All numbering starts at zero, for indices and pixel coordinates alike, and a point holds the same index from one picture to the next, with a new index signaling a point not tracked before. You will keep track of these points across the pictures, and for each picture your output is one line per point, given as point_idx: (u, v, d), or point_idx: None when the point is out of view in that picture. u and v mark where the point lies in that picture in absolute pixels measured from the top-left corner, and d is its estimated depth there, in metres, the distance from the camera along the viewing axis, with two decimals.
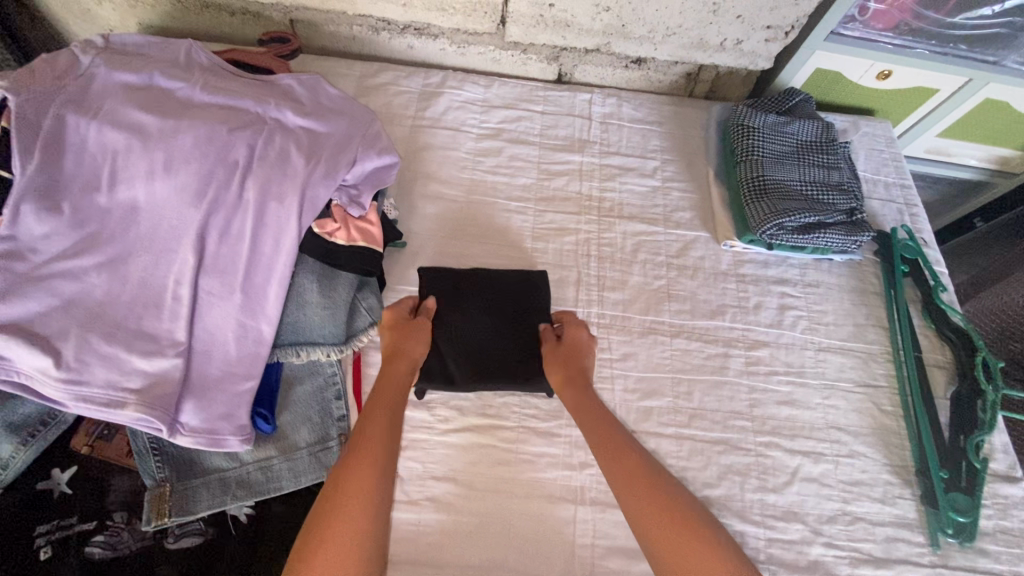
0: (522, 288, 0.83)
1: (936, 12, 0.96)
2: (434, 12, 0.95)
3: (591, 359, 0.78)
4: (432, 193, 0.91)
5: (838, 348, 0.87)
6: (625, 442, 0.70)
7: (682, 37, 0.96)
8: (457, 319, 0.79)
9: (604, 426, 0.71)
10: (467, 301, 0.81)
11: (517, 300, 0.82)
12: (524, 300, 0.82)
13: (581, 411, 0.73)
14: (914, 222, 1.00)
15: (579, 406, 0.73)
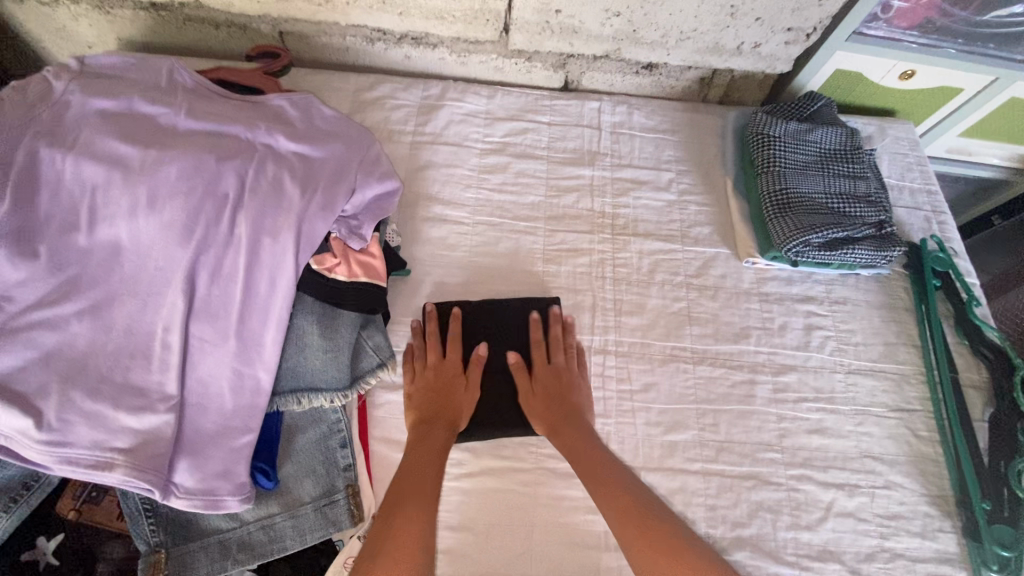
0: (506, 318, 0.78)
1: (963, 10, 0.91)
2: (432, 21, 0.89)
3: (579, 391, 0.73)
4: (435, 216, 0.85)
5: (869, 371, 0.83)
6: (608, 465, 0.67)
7: (696, 41, 0.91)
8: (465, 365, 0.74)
9: (599, 461, 0.67)
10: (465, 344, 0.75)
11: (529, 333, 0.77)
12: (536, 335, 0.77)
13: (569, 449, 0.68)
14: (943, 231, 0.95)
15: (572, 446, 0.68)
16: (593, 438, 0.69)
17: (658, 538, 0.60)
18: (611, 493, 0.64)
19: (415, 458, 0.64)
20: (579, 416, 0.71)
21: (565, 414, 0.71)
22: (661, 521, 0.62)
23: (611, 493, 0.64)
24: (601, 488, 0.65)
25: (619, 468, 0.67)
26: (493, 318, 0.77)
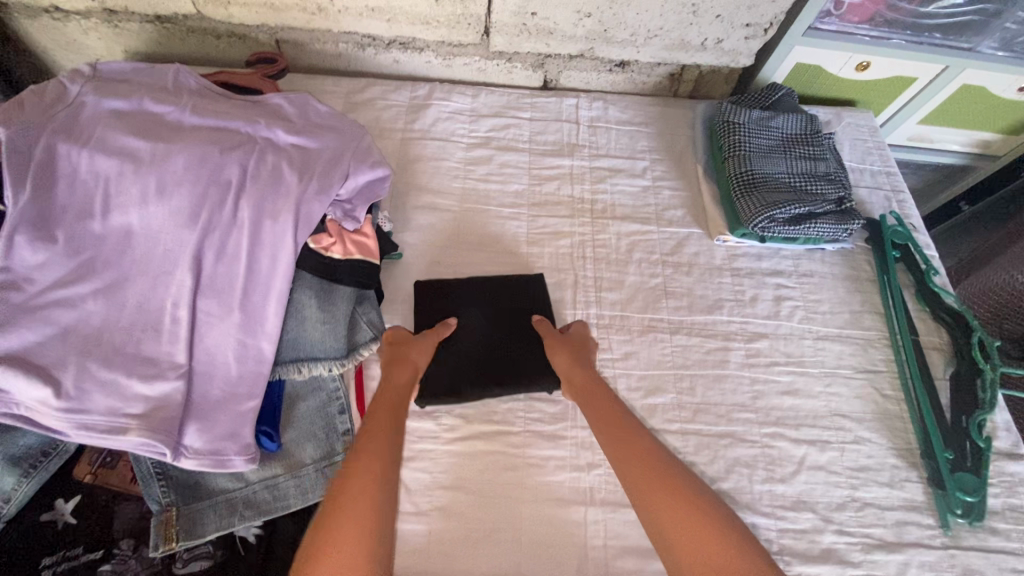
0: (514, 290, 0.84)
1: (909, 3, 0.98)
2: (418, 26, 0.96)
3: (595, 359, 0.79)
4: (425, 204, 0.91)
5: (836, 336, 0.88)
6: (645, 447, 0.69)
7: (663, 39, 0.98)
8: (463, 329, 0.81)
9: (612, 413, 0.73)
10: (466, 309, 0.82)
11: (513, 303, 0.83)
12: (520, 304, 0.83)
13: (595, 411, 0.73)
14: (902, 208, 1.01)
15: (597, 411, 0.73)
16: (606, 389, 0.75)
17: (659, 474, 0.66)
18: (646, 471, 0.67)
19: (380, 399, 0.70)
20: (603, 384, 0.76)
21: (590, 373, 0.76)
22: (671, 472, 0.67)
23: (624, 446, 0.69)
24: (609, 429, 0.71)
25: (627, 415, 0.73)
26: (478, 290, 0.83)
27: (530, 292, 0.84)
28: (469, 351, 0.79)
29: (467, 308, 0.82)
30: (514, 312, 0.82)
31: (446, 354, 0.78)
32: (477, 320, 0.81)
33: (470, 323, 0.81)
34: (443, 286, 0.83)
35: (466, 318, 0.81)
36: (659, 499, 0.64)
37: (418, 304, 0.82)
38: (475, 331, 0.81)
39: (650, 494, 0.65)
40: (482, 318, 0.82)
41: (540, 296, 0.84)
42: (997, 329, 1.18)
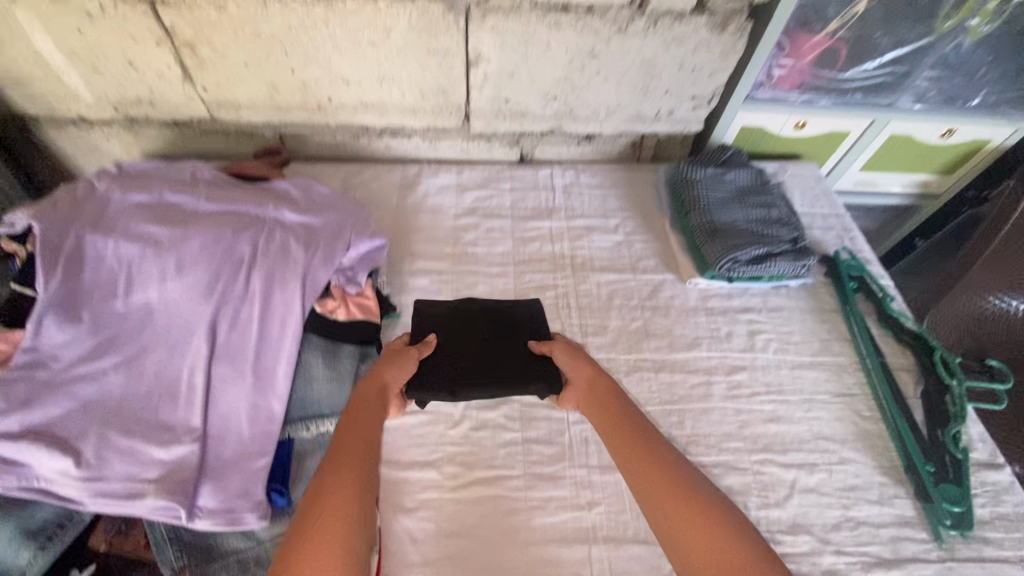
0: (517, 314, 0.92)
1: (830, 70, 1.13)
2: (407, 116, 1.09)
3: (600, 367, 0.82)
4: (420, 268, 0.99)
5: (810, 364, 0.94)
6: (652, 447, 0.70)
7: (622, 113, 1.11)
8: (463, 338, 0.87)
9: (620, 416, 0.74)
10: (468, 325, 0.89)
11: (516, 324, 0.90)
12: (522, 324, 0.90)
13: (605, 416, 0.75)
14: (854, 244, 1.11)
15: (608, 416, 0.75)
16: (619, 397, 0.77)
17: (663, 470, 0.67)
18: (652, 470, 0.67)
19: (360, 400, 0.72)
20: (615, 390, 0.78)
21: (606, 391, 0.78)
22: (678, 470, 0.67)
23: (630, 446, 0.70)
24: (617, 433, 0.73)
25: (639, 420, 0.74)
26: (466, 313, 0.91)
27: (534, 316, 0.92)
28: (467, 356, 0.85)
29: (462, 327, 0.89)
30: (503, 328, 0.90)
31: (442, 360, 0.84)
32: (467, 337, 0.87)
33: (470, 335, 0.88)
34: (434, 313, 0.90)
35: (455, 336, 0.87)
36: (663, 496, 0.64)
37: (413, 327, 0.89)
38: (466, 345, 0.86)
39: (654, 492, 0.65)
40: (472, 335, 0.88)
41: (534, 316, 0.92)
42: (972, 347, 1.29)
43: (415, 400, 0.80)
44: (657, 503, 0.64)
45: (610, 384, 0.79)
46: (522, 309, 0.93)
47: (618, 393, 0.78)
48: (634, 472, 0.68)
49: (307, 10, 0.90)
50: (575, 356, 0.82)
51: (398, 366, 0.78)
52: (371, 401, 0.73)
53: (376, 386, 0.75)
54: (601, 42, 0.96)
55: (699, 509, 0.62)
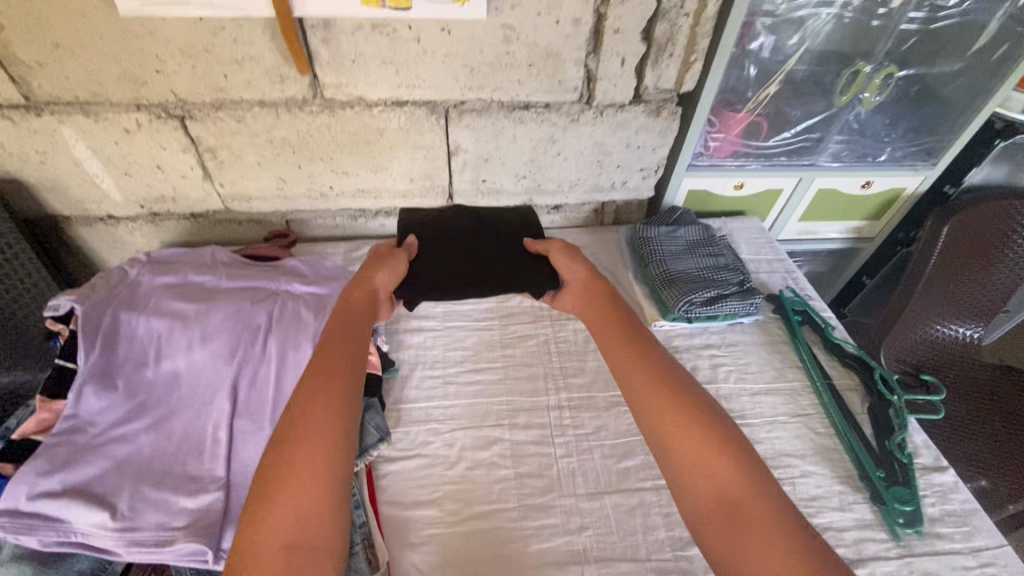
0: (515, 218, 1.26)
1: (756, 140, 1.34)
2: (398, 199, 1.25)
3: (586, 270, 1.06)
4: (414, 327, 1.11)
5: (767, 390, 1.05)
6: (662, 369, 0.81)
7: (583, 185, 1.29)
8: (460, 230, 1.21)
9: (632, 343, 0.87)
10: (471, 231, 1.22)
11: (515, 229, 1.23)
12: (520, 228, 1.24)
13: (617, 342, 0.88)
14: (797, 284, 1.27)
15: (622, 343, 0.88)
16: (623, 315, 0.93)
17: (668, 387, 0.77)
18: (656, 385, 0.78)
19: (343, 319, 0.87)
20: (632, 324, 0.91)
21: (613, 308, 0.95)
22: (684, 388, 0.77)
23: (636, 366, 0.82)
24: (631, 354, 0.85)
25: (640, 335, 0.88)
26: (452, 219, 1.23)
27: (528, 221, 1.25)
28: (468, 246, 1.18)
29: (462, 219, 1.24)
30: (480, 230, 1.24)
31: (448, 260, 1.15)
32: (450, 244, 1.19)
33: (472, 240, 1.20)
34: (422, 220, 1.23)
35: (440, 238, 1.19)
36: (663, 406, 0.75)
37: (404, 232, 1.21)
38: (450, 249, 1.18)
39: (653, 400, 0.76)
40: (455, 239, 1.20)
41: (529, 228, 1.23)
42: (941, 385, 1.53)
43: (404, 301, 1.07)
44: (654, 410, 0.75)
45: (628, 321, 0.92)
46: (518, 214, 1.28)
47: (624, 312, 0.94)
48: (627, 377, 0.81)
49: (312, 119, 1.08)
50: (572, 261, 1.08)
51: (386, 269, 1.02)
52: (353, 315, 0.89)
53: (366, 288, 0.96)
54: (559, 130, 1.15)
55: (685, 411, 0.73)
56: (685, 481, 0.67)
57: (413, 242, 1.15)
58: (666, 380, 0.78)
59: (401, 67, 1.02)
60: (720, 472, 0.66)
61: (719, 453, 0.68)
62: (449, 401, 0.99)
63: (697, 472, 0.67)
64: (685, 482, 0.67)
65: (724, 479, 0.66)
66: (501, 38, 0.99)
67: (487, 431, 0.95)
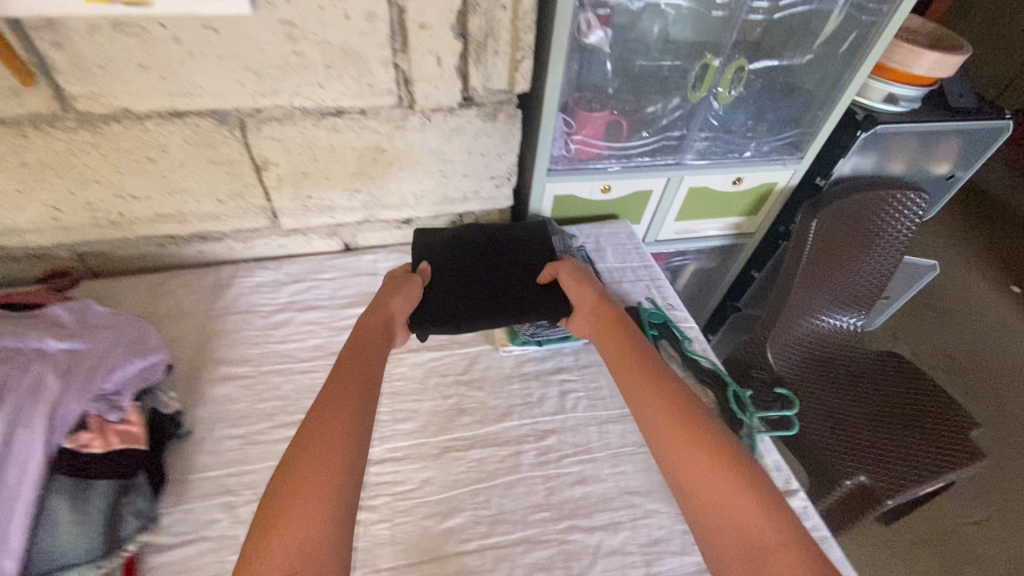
0: (531, 238, 1.14)
1: (616, 142, 1.26)
2: (211, 222, 1.08)
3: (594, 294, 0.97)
4: (221, 376, 0.96)
5: (618, 417, 0.96)
6: (679, 404, 0.75)
7: (430, 198, 1.16)
8: (468, 254, 1.09)
9: (643, 372, 0.81)
10: (478, 252, 1.09)
11: (532, 250, 1.11)
12: (539, 249, 1.12)
13: (627, 369, 0.83)
14: (661, 292, 1.20)
15: (629, 371, 0.82)
16: (634, 342, 0.87)
17: (685, 425, 0.72)
18: (672, 423, 0.73)
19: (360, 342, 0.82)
20: (640, 350, 0.85)
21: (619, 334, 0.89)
22: (704, 426, 0.72)
23: (650, 400, 0.77)
24: (642, 385, 0.79)
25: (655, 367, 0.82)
26: (464, 241, 1.11)
27: (543, 240, 1.14)
28: (475, 269, 1.07)
29: (474, 242, 1.12)
30: (496, 257, 1.10)
31: (458, 284, 1.03)
32: (466, 266, 1.06)
33: (476, 260, 1.08)
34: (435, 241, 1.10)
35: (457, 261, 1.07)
36: (682, 448, 0.70)
37: (415, 255, 1.08)
38: (462, 270, 1.06)
39: (671, 442, 0.71)
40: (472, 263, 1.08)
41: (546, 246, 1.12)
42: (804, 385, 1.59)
43: (417, 332, 0.95)
44: (672, 453, 0.70)
45: (636, 345, 0.86)
46: (532, 234, 1.15)
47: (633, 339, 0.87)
48: (643, 415, 0.76)
49: (70, 137, 0.89)
50: (580, 285, 1.00)
51: (401, 292, 0.94)
52: (370, 343, 0.82)
53: (380, 316, 0.89)
54: (385, 138, 1.01)
55: (710, 455, 0.68)
56: (708, 531, 0.64)
57: (428, 268, 1.04)
58: (681, 417, 0.73)
59: (167, 73, 0.85)
60: (750, 523, 0.62)
61: (751, 506, 0.63)
62: (248, 466, 0.85)
63: (728, 527, 0.63)
64: (713, 537, 0.63)
65: (756, 537, 0.61)
66: (284, 36, 0.84)
67: None
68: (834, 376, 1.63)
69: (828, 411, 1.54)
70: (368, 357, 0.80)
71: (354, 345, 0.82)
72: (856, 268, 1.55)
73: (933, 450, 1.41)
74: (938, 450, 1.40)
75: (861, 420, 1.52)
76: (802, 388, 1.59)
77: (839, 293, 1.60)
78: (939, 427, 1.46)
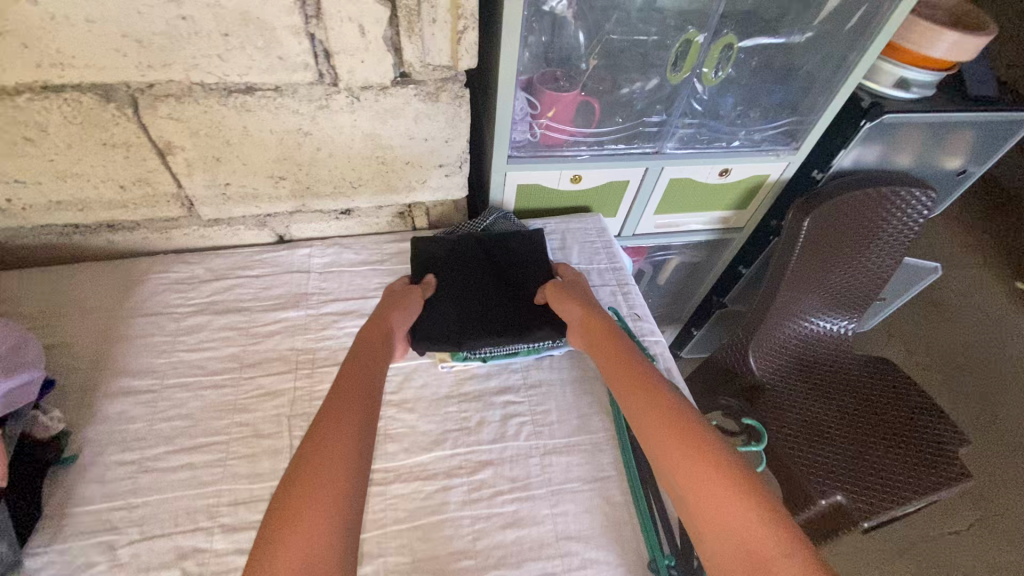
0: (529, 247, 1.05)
1: (587, 129, 1.11)
2: (117, 211, 0.95)
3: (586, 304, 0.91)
4: (119, 390, 0.85)
5: (565, 447, 0.86)
6: (672, 407, 0.70)
7: (370, 187, 1.02)
8: (460, 263, 1.01)
9: (636, 379, 0.76)
10: (472, 264, 1.01)
11: (529, 263, 1.03)
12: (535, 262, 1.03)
13: (619, 376, 0.78)
14: (628, 299, 1.08)
15: (623, 379, 0.78)
16: (625, 350, 0.82)
17: (678, 430, 0.67)
18: (664, 427, 0.68)
19: (364, 345, 0.80)
20: (632, 358, 0.80)
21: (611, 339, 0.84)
22: (697, 430, 0.67)
23: (641, 407, 0.72)
24: (637, 393, 0.74)
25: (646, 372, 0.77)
26: (458, 249, 1.02)
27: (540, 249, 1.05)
28: (467, 282, 0.99)
29: (468, 249, 1.03)
30: (498, 267, 1.02)
31: (454, 299, 0.96)
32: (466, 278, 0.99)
33: (468, 272, 1.00)
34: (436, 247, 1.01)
35: (458, 272, 1.00)
36: (677, 454, 0.65)
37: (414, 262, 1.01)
38: (450, 283, 0.98)
39: (666, 449, 0.67)
40: (473, 273, 1.00)
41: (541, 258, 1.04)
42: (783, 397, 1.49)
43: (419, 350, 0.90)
44: (668, 462, 0.66)
45: (626, 355, 0.81)
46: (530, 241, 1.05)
47: (625, 344, 0.83)
48: (637, 423, 0.72)
49: None
50: (568, 295, 0.93)
51: (400, 307, 0.88)
52: (372, 349, 0.80)
53: (380, 329, 0.84)
54: (307, 120, 0.87)
55: (705, 462, 0.64)
56: (709, 546, 0.59)
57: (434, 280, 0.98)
58: (673, 419, 0.69)
59: (27, 39, 0.70)
60: (749, 534, 0.58)
61: (750, 513, 0.59)
62: (138, 498, 0.76)
63: (729, 540, 0.58)
64: (715, 552, 0.58)
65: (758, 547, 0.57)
66: None
67: (181, 540, 0.73)
68: (816, 386, 1.51)
69: (806, 425, 1.43)
70: (369, 361, 0.78)
71: (357, 351, 0.79)
72: (853, 270, 1.43)
73: (913, 469, 1.31)
74: (919, 468, 1.31)
75: (841, 434, 1.41)
76: (780, 400, 1.48)
77: (830, 296, 1.48)
78: (922, 442, 1.37)
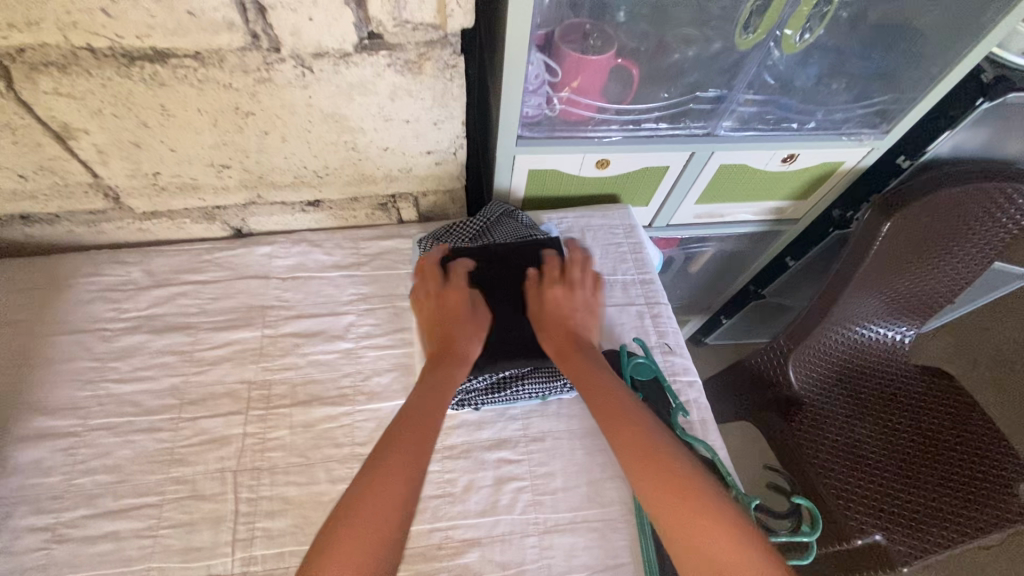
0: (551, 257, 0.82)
1: (614, 109, 0.85)
2: (25, 203, 0.76)
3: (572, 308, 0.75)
4: (32, 433, 0.71)
5: (569, 525, 0.70)
6: (651, 431, 0.61)
7: (340, 176, 0.81)
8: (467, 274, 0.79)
9: (615, 400, 0.66)
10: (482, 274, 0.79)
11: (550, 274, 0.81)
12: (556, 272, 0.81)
13: (593, 392, 0.67)
14: (657, 324, 0.88)
15: (601, 395, 0.66)
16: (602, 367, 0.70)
17: (659, 456, 0.59)
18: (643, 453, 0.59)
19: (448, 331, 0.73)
20: (611, 379, 0.69)
21: (572, 344, 0.72)
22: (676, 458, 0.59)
23: (620, 427, 0.63)
24: (614, 416, 0.64)
25: (607, 387, 0.67)
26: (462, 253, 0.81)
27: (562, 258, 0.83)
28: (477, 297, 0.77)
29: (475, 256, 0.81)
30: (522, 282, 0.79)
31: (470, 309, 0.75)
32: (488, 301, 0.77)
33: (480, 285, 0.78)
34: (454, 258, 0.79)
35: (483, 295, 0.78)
36: (656, 482, 0.57)
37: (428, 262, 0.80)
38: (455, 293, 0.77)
39: (647, 478, 0.58)
40: (497, 296, 0.78)
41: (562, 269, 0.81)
42: (820, 410, 1.15)
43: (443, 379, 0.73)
44: (649, 488, 0.57)
45: (602, 376, 0.69)
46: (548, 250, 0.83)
47: (587, 350, 0.72)
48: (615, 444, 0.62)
49: None
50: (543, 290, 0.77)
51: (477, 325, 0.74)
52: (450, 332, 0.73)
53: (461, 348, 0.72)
54: (244, 96, 0.65)
55: (688, 491, 0.55)
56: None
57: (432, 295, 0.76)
58: (651, 445, 0.60)
59: None
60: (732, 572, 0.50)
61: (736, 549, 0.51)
62: None
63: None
64: None
65: None
66: None
67: None
68: (862, 390, 1.17)
69: (842, 439, 1.12)
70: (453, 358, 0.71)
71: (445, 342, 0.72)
72: (928, 268, 1.07)
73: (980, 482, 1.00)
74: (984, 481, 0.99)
75: (889, 457, 1.08)
76: (812, 411, 1.16)
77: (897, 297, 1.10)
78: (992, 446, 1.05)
